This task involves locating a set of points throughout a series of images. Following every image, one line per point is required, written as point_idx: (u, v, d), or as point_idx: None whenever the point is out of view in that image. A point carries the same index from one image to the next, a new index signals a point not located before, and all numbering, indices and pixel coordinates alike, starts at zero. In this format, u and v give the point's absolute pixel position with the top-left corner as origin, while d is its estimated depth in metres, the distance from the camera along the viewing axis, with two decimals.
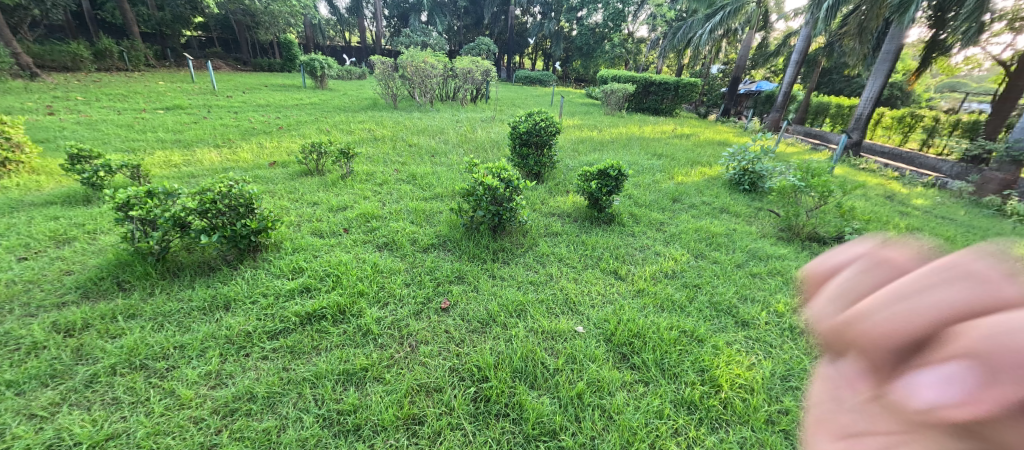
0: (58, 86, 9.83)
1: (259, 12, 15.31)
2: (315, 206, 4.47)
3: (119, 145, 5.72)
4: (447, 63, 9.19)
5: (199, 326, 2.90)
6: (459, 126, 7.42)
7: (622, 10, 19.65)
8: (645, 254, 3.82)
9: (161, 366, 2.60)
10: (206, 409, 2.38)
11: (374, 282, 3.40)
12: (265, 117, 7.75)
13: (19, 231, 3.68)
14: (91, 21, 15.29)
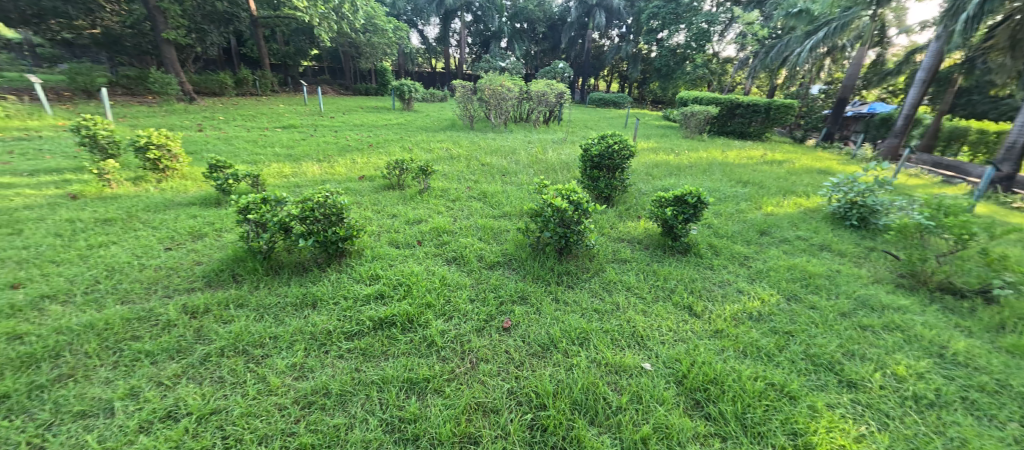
0: (207, 108, 11.44)
1: (361, 43, 16.77)
2: (394, 218, 4.66)
3: (246, 158, 6.44)
4: (523, 85, 9.33)
5: (288, 322, 3.06)
6: (530, 147, 7.43)
7: (707, 29, 18.96)
8: (725, 290, 3.50)
9: (256, 354, 2.80)
10: (289, 399, 2.53)
11: (440, 295, 3.42)
12: (359, 136, 8.33)
13: (168, 227, 4.22)
14: (235, 56, 17.87)
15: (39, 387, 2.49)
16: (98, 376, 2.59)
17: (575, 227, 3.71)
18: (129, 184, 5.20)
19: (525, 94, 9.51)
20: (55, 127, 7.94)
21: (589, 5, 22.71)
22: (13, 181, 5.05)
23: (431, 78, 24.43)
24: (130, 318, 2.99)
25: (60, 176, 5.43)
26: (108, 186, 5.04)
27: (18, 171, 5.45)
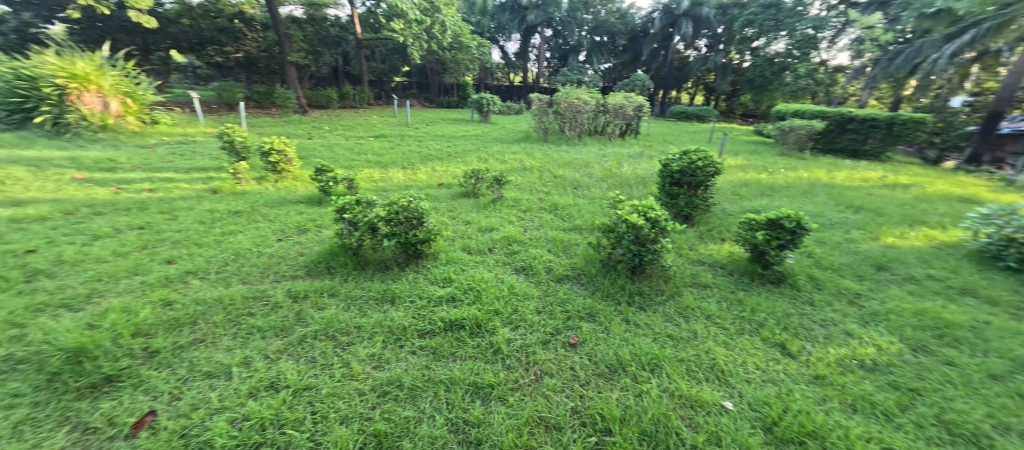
0: (315, 119, 12.65)
1: (447, 60, 17.58)
2: (468, 224, 4.74)
3: (345, 163, 6.98)
4: (600, 98, 9.17)
5: (369, 315, 3.21)
6: (605, 161, 7.23)
7: (813, 36, 17.43)
8: (829, 332, 3.09)
9: (343, 341, 2.97)
10: (367, 387, 2.63)
11: (508, 303, 3.39)
12: (440, 146, 8.66)
13: (281, 220, 4.68)
14: (341, 74, 19.68)
15: (178, 347, 2.85)
16: (222, 344, 2.90)
17: (650, 247, 3.48)
18: (255, 182, 5.89)
19: (602, 107, 9.29)
20: (202, 133, 9.26)
21: (676, 15, 21.90)
22: (173, 177, 5.99)
23: (509, 91, 24.96)
24: (248, 297, 3.35)
25: (206, 174, 6.31)
26: (241, 183, 5.75)
27: (175, 169, 6.43)
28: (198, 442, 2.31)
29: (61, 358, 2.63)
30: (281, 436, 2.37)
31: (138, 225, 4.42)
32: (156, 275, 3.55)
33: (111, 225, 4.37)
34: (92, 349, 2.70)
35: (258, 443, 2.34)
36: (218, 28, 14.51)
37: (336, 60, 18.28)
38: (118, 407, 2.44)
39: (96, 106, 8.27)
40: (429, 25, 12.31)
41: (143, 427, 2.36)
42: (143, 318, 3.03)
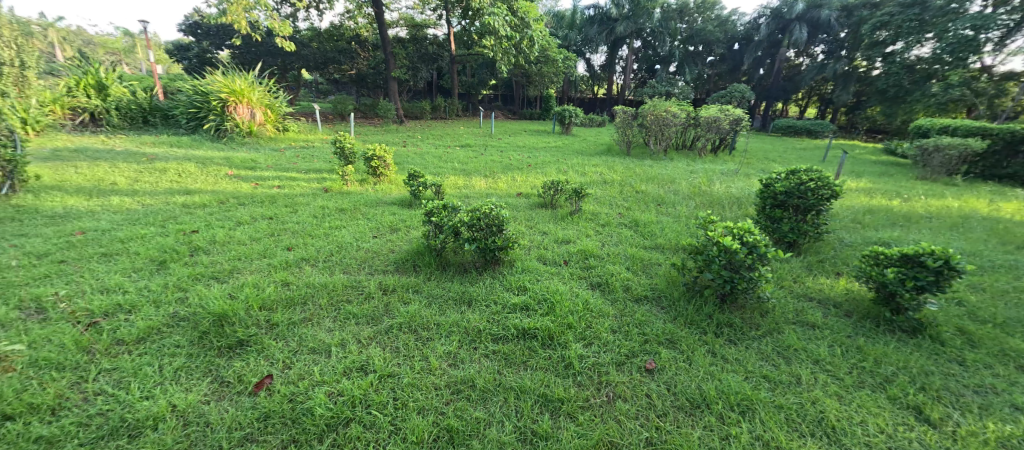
0: (410, 128, 13.44)
1: (534, 73, 17.78)
2: (544, 235, 4.67)
3: (433, 170, 7.30)
4: (691, 111, 8.65)
5: (447, 315, 3.29)
6: (694, 178, 6.78)
7: (975, 37, 13.44)
8: (984, 400, 2.55)
9: (423, 335, 3.07)
10: (443, 382, 2.69)
11: (581, 318, 3.28)
12: (521, 157, 8.69)
13: (376, 219, 4.96)
14: (435, 88, 20.81)
15: (291, 323, 3.14)
16: (325, 325, 3.14)
17: (745, 273, 3.08)
18: (359, 184, 6.37)
19: (693, 120, 8.75)
20: (319, 140, 10.30)
21: (786, 19, 20.29)
22: (295, 177, 6.71)
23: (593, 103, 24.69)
24: (348, 285, 3.61)
25: (319, 175, 6.97)
26: (348, 185, 6.25)
27: (298, 169, 7.21)
28: (303, 409, 2.49)
29: (210, 320, 3.06)
30: (366, 416, 2.48)
31: (266, 216, 4.97)
32: (278, 259, 3.96)
33: (247, 214, 4.98)
34: (231, 316, 3.09)
35: (348, 419, 2.47)
36: (338, 48, 16.39)
37: (432, 75, 19.36)
38: (248, 367, 2.74)
39: (245, 116, 9.96)
40: (519, 40, 12.48)
41: (262, 388, 2.61)
42: (268, 294, 3.38)
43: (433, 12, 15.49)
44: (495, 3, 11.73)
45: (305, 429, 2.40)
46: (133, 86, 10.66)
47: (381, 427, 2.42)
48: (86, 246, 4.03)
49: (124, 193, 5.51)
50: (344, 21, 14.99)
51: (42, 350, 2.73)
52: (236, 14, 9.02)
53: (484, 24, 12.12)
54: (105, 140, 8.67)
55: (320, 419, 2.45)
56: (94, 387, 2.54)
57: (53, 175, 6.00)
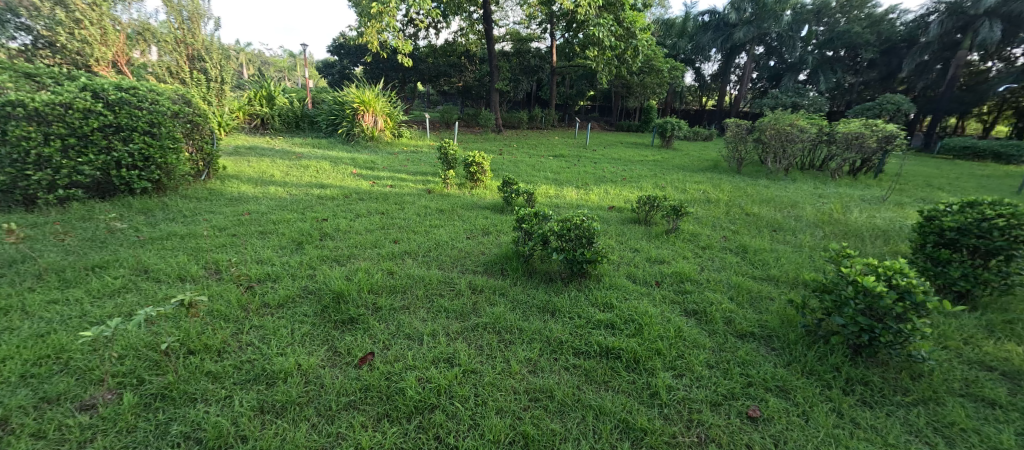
0: (508, 138, 13.67)
1: (635, 84, 17.17)
2: (635, 252, 4.36)
3: (527, 179, 7.28)
4: (825, 125, 7.56)
5: (531, 321, 3.20)
6: (823, 202, 5.93)
7: None
8: None
9: (506, 338, 3.02)
10: (522, 387, 2.61)
11: (673, 345, 2.98)
12: (616, 170, 8.33)
13: (471, 221, 5.03)
14: (533, 99, 21.09)
15: (393, 308, 3.27)
16: (419, 314, 3.23)
17: (890, 324, 2.54)
18: (458, 188, 6.57)
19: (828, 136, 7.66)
20: (427, 145, 10.91)
21: (970, 16, 16.01)
22: (404, 178, 7.13)
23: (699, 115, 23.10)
24: (441, 281, 3.66)
25: (424, 176, 7.34)
26: (448, 188, 6.48)
27: (408, 171, 7.66)
28: (396, 388, 2.56)
29: (329, 297, 3.32)
30: (449, 406, 2.48)
31: (379, 211, 5.29)
32: (386, 249, 4.18)
33: (364, 208, 5.35)
34: (346, 296, 3.33)
35: (432, 406, 2.49)
36: (449, 63, 17.38)
37: (532, 86, 19.63)
38: (358, 341, 2.92)
39: (370, 122, 10.92)
40: (622, 51, 12.10)
41: (366, 362, 2.75)
42: (377, 279, 3.58)
43: (538, 26, 15.72)
44: (601, 14, 11.55)
45: (397, 406, 2.46)
46: (292, 97, 12.47)
47: (462, 420, 2.40)
48: (251, 225, 4.62)
49: (273, 183, 6.29)
50: (456, 38, 15.79)
51: (217, 302, 3.18)
52: (370, 35, 9.93)
53: (588, 35, 11.97)
54: (268, 141, 10.15)
55: (410, 400, 2.49)
56: (246, 339, 2.87)
57: (229, 166, 7.08)
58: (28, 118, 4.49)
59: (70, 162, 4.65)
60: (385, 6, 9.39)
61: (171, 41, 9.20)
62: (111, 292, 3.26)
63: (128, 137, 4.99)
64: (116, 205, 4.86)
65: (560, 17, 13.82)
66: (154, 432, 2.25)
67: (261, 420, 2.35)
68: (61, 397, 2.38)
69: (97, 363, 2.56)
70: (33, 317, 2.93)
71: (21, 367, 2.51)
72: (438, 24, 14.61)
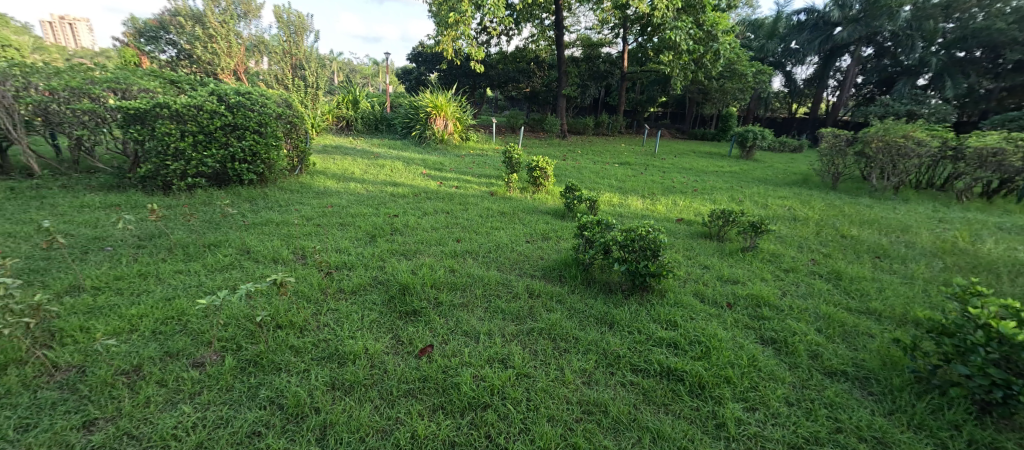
0: (574, 143, 13.42)
1: (713, 90, 16.24)
2: (705, 269, 4.01)
3: (590, 186, 7.07)
4: (951, 140, 6.41)
5: (587, 331, 3.03)
6: (940, 228, 5.16)
7: None
8: None
9: (562, 345, 2.88)
10: (575, 397, 2.48)
11: (745, 374, 2.70)
12: (686, 180, 7.87)
13: (531, 226, 4.92)
14: (601, 105, 20.66)
15: (453, 305, 3.24)
16: (477, 313, 3.17)
17: None
18: (521, 192, 6.51)
19: (953, 151, 6.46)
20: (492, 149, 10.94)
21: None
22: (470, 179, 7.19)
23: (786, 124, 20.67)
24: (499, 282, 3.58)
25: (487, 179, 7.37)
26: (511, 191, 6.45)
27: (473, 173, 7.72)
28: (452, 383, 2.53)
29: (396, 288, 3.37)
30: (501, 406, 2.41)
31: (445, 210, 5.36)
32: (449, 247, 4.19)
33: (431, 206, 5.43)
34: (411, 289, 3.34)
35: (485, 404, 2.43)
36: (518, 69, 17.49)
37: (600, 92, 19.26)
38: (419, 332, 2.92)
39: (441, 126, 11.16)
40: (700, 55, 11.49)
41: (426, 354, 2.74)
42: (439, 275, 3.57)
43: (610, 31, 15.38)
44: (679, 16, 11.10)
45: (451, 400, 2.43)
46: (374, 101, 13.23)
47: (514, 422, 2.32)
48: (333, 216, 4.84)
49: (353, 179, 6.61)
50: (526, 44, 15.86)
51: (302, 284, 3.34)
52: (445, 43, 10.20)
53: (663, 39, 11.50)
54: (351, 141, 10.77)
55: (464, 396, 2.46)
56: (323, 319, 2.98)
57: (318, 162, 7.56)
58: (170, 116, 5.13)
59: (198, 155, 5.20)
60: (461, 15, 9.59)
61: (280, 53, 10.84)
62: (221, 267, 3.57)
63: (242, 134, 5.53)
64: (228, 193, 5.36)
65: (634, 21, 13.42)
66: (246, 394, 2.40)
67: (332, 395, 2.42)
68: (179, 353, 2.62)
69: (208, 327, 2.80)
70: (163, 283, 3.29)
71: (152, 324, 2.81)
72: (510, 31, 14.73)
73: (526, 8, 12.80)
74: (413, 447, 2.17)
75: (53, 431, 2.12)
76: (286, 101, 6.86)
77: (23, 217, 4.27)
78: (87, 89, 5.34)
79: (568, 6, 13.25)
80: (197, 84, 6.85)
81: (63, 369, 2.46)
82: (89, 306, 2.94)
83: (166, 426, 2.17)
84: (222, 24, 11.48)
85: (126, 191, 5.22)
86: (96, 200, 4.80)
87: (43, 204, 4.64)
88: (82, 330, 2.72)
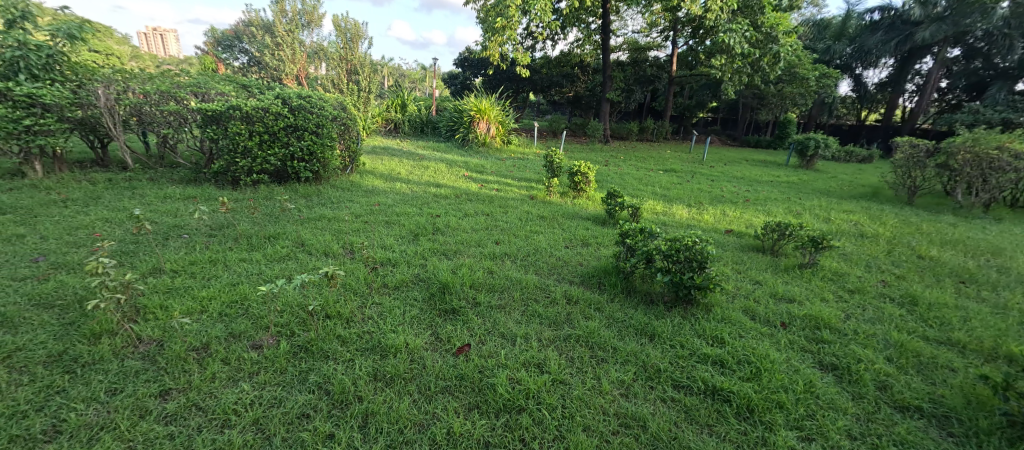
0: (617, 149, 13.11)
1: (769, 94, 15.44)
2: (757, 285, 3.74)
3: (633, 192, 6.85)
4: None
5: (626, 341, 2.88)
6: None
7: None
8: None
9: (599, 354, 2.75)
10: (612, 409, 2.36)
11: (800, 401, 2.48)
12: (736, 189, 7.48)
13: (571, 231, 4.80)
14: (646, 109, 20.16)
15: (490, 306, 3.19)
16: (514, 316, 3.09)
17: None
18: (561, 196, 6.39)
19: None
20: (533, 154, 10.85)
21: None
22: (510, 183, 7.15)
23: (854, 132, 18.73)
24: (537, 286, 3.49)
25: (527, 183, 7.30)
26: (551, 195, 6.35)
27: (513, 177, 7.68)
28: (488, 383, 2.48)
29: (436, 286, 3.35)
30: (536, 411, 2.33)
31: (485, 212, 5.33)
32: (488, 249, 4.15)
33: (472, 208, 5.42)
34: (451, 289, 3.31)
35: (520, 407, 2.36)
36: (562, 73, 17.37)
37: (645, 96, 18.81)
38: (457, 331, 2.88)
39: (484, 129, 11.24)
40: (756, 57, 10.95)
41: (463, 353, 2.69)
42: (478, 276, 3.53)
43: (659, 34, 15.01)
44: (734, 17, 10.65)
45: (487, 400, 2.38)
46: (421, 105, 13.51)
47: (548, 428, 2.23)
48: (380, 215, 4.92)
49: (399, 180, 6.73)
50: (571, 49, 15.72)
51: (351, 277, 3.39)
52: (491, 48, 10.24)
53: (716, 41, 11.06)
54: (398, 142, 11.12)
55: (500, 397, 2.39)
56: (368, 312, 2.99)
57: (366, 163, 7.75)
58: (241, 118, 5.43)
59: (263, 153, 5.48)
60: (508, 21, 9.62)
61: (337, 59, 11.50)
62: (279, 258, 3.70)
63: (302, 135, 5.73)
64: (287, 189, 5.58)
65: (684, 23, 13.00)
66: (297, 377, 2.45)
67: (374, 386, 2.42)
68: (241, 334, 2.72)
69: (266, 312, 2.89)
70: (230, 269, 3.44)
71: (219, 307, 2.93)
72: (555, 36, 14.65)
73: (573, 12, 12.67)
74: (449, 444, 2.14)
75: (136, 396, 2.24)
76: (341, 104, 7.11)
77: (118, 204, 4.62)
78: (174, 92, 5.76)
79: (615, 10, 13.01)
80: (264, 88, 7.25)
81: (142, 341, 2.61)
82: (168, 286, 3.12)
83: (228, 401, 2.25)
84: (289, 33, 12.35)
85: (202, 185, 5.56)
86: (177, 192, 5.13)
87: (134, 194, 5.01)
88: (161, 308, 2.88)
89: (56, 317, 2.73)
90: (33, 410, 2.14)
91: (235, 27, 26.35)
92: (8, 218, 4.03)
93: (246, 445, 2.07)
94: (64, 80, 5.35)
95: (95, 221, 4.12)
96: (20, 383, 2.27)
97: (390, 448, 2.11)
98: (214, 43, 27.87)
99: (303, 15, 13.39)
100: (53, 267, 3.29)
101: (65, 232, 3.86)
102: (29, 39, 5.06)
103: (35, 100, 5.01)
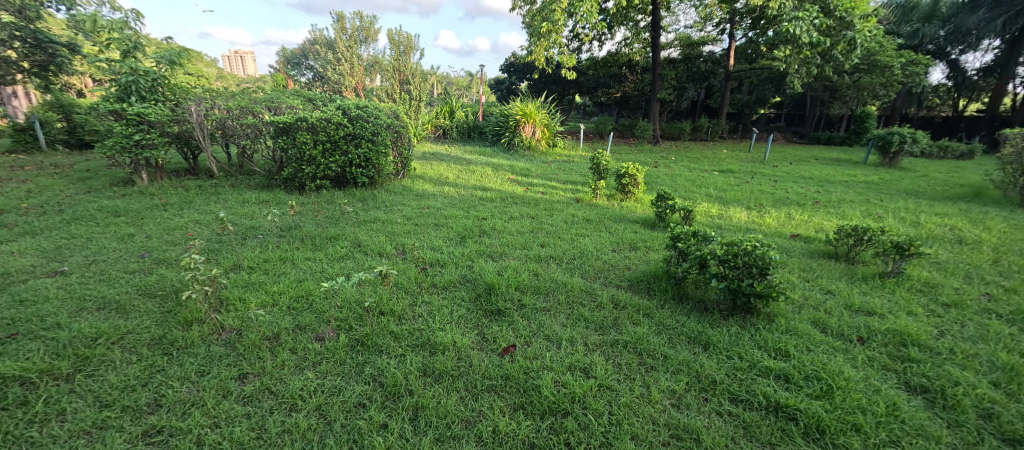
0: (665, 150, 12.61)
1: (842, 87, 14.30)
2: (828, 295, 3.40)
3: (686, 194, 6.53)
4: None
5: (678, 350, 2.68)
6: None
7: None
8: None
9: (648, 362, 2.57)
10: (662, 419, 2.20)
11: (881, 425, 2.19)
12: (803, 190, 6.94)
13: (619, 234, 4.60)
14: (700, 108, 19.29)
15: (535, 308, 3.09)
16: (560, 319, 2.98)
17: None
18: (608, 199, 6.16)
19: None
20: (580, 156, 10.64)
21: None
22: (555, 186, 7.01)
23: (950, 125, 16.78)
24: (583, 290, 3.35)
25: (572, 185, 7.15)
26: (597, 198, 6.15)
27: (558, 179, 7.54)
28: (533, 385, 2.38)
29: (481, 287, 3.30)
30: (582, 415, 2.21)
31: (530, 215, 5.24)
32: (533, 252, 4.05)
33: (517, 211, 5.34)
34: (496, 290, 3.25)
35: (565, 411, 2.24)
36: (610, 74, 17.02)
37: (699, 95, 18.02)
38: (502, 332, 2.81)
39: (530, 132, 11.18)
40: (828, 47, 10.13)
41: (509, 353, 2.62)
42: (524, 278, 3.45)
43: (715, 28, 14.34)
44: (800, 5, 9.97)
45: (533, 401, 2.28)
46: (470, 111, 13.61)
47: (594, 434, 2.11)
48: (429, 217, 4.96)
49: (447, 184, 6.78)
50: (619, 49, 15.36)
51: (403, 276, 3.40)
52: (538, 53, 10.03)
53: (780, 32, 10.37)
54: (446, 147, 11.26)
55: (546, 399, 2.29)
56: (418, 310, 2.98)
57: (417, 168, 7.86)
58: (307, 128, 5.68)
59: (325, 160, 5.68)
60: (554, 24, 9.48)
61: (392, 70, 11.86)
62: (338, 257, 3.79)
63: (359, 143, 5.89)
64: (345, 194, 5.75)
65: (744, 15, 12.33)
66: (354, 369, 2.46)
67: (424, 381, 2.39)
68: (306, 327, 2.78)
69: (327, 308, 2.94)
70: (297, 267, 3.56)
71: (288, 301, 3.02)
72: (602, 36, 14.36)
73: (621, 11, 12.35)
74: (494, 443, 2.06)
75: (219, 378, 2.33)
76: (394, 112, 7.30)
77: (206, 208, 4.94)
78: (252, 107, 6.10)
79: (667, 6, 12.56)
80: (326, 100, 7.56)
81: (225, 329, 2.72)
82: (246, 281, 3.26)
83: (296, 387, 2.29)
84: (349, 49, 12.87)
85: (273, 191, 5.84)
86: (253, 197, 5.41)
87: (219, 198, 5.33)
88: (240, 300, 3.00)
89: (158, 305, 2.90)
90: (139, 385, 2.27)
91: (303, 47, 28.33)
92: (120, 220, 4.39)
93: (309, 429, 2.09)
94: (165, 100, 5.92)
95: (188, 222, 4.40)
96: (130, 362, 2.42)
97: (439, 443, 2.06)
98: (285, 63, 30.18)
99: (362, 30, 13.93)
100: (155, 262, 3.52)
101: (164, 232, 4.15)
102: (139, 66, 5.70)
103: (143, 118, 5.50)
